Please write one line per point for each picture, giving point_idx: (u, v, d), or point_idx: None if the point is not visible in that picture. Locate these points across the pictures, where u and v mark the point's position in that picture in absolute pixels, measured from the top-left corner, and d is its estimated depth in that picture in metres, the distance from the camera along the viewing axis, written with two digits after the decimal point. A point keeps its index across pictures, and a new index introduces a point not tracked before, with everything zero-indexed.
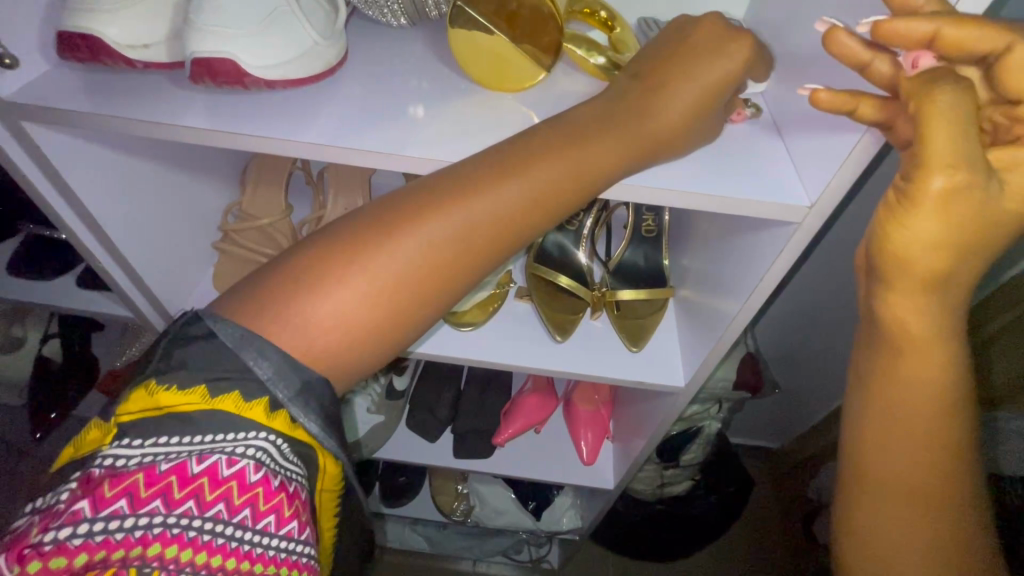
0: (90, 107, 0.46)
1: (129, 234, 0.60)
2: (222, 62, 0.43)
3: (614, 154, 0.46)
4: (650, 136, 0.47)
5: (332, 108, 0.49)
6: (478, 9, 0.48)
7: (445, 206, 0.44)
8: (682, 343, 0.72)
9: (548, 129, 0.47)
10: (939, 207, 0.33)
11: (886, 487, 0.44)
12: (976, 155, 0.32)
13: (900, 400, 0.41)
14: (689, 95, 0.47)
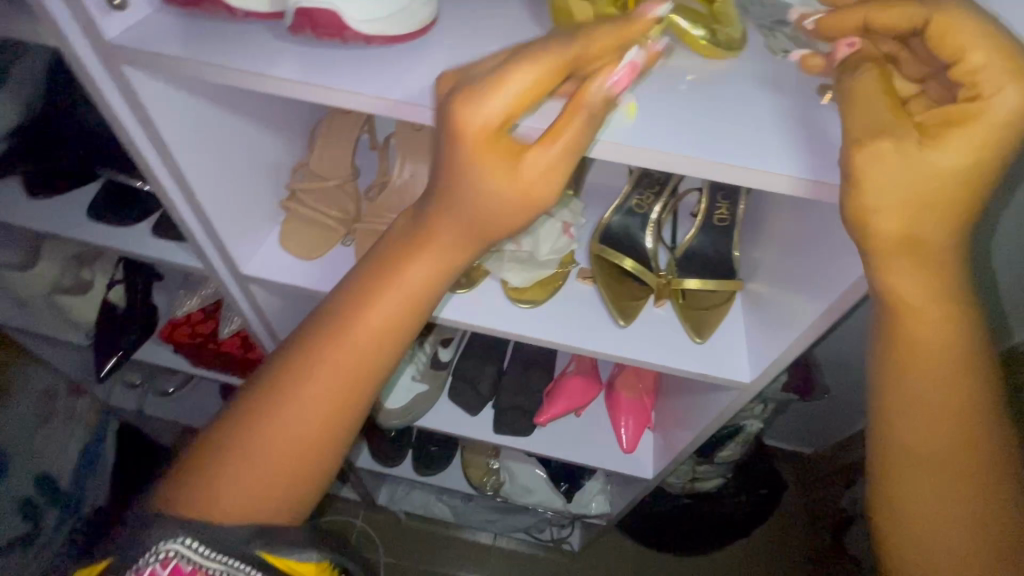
0: (189, 54, 0.46)
1: (210, 186, 0.61)
2: (324, 13, 0.42)
3: (431, 259, 0.46)
4: (447, 234, 0.45)
5: (423, 68, 0.48)
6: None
7: (315, 348, 0.46)
8: (749, 338, 0.69)
9: (417, 235, 0.46)
10: (870, 166, 0.37)
11: (918, 462, 0.46)
12: (888, 118, 0.38)
13: (915, 377, 0.43)
14: (465, 197, 0.42)
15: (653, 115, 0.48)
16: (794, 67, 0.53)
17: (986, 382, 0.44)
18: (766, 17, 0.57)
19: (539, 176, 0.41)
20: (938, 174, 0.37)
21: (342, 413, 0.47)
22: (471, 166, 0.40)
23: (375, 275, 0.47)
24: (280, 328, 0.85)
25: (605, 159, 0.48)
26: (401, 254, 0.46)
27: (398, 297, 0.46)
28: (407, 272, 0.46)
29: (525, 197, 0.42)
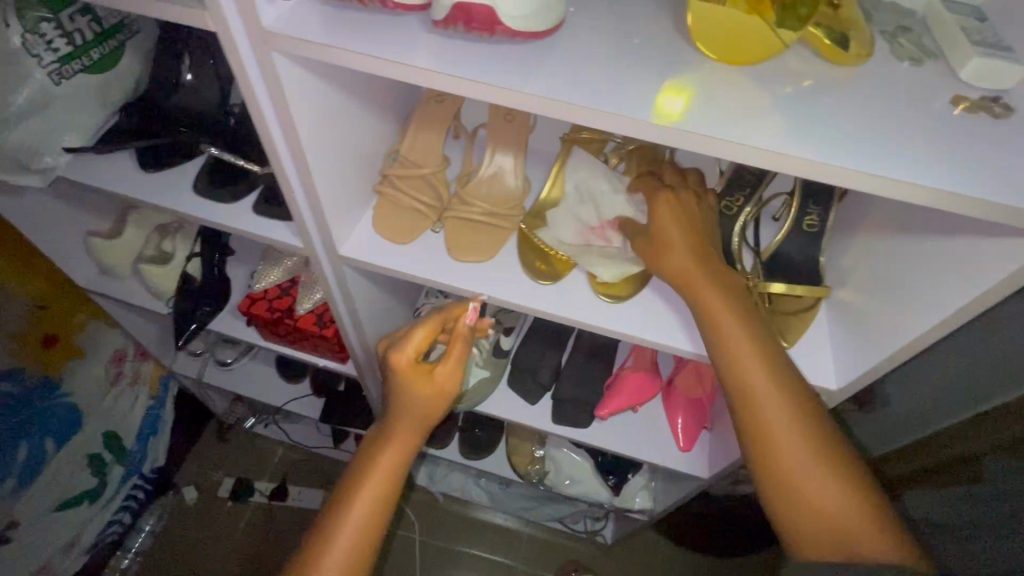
0: (339, 42, 0.47)
1: (324, 170, 0.63)
2: (480, 9, 0.43)
3: (405, 435, 0.68)
4: (407, 429, 0.68)
5: (556, 65, 0.49)
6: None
7: (339, 508, 0.64)
8: (835, 345, 0.70)
9: (389, 423, 0.69)
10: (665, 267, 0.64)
11: (760, 402, 0.54)
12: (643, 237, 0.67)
13: (719, 323, 0.58)
14: (407, 401, 0.69)
15: (786, 118, 0.48)
16: (920, 76, 0.52)
17: (764, 328, 0.58)
18: (887, 23, 0.56)
19: (446, 378, 0.70)
20: (688, 257, 0.62)
21: (368, 542, 0.63)
22: (403, 375, 0.69)
23: (367, 455, 0.68)
24: (360, 308, 0.88)
25: (734, 160, 0.49)
26: (384, 438, 0.68)
27: (388, 454, 0.67)
28: (391, 453, 0.67)
29: (440, 394, 0.69)
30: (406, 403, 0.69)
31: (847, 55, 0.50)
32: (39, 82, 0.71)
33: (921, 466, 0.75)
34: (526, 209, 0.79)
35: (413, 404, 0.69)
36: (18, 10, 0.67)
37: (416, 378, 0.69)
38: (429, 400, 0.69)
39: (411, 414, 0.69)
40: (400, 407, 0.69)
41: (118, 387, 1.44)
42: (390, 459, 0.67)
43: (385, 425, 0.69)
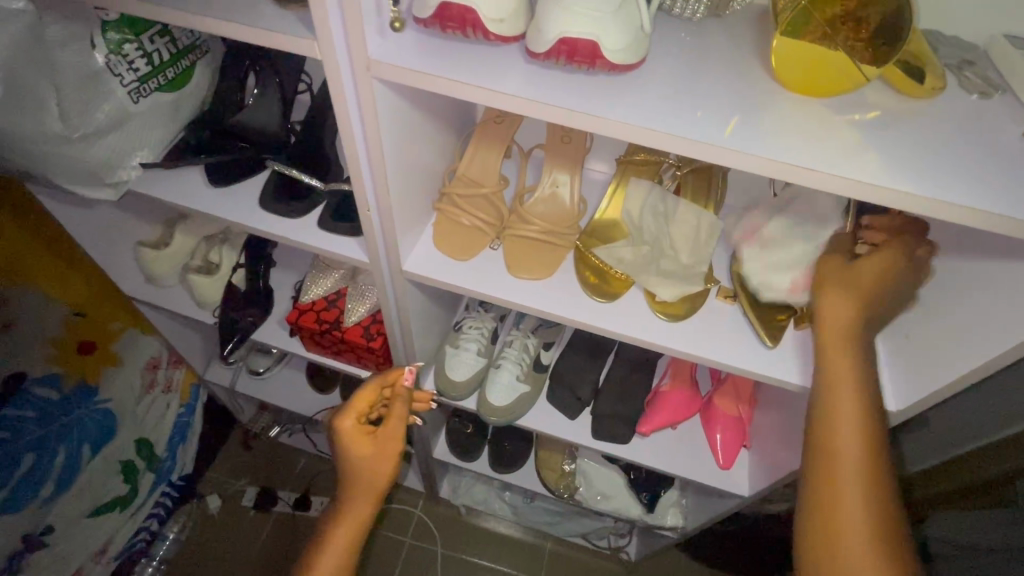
0: (440, 71, 0.49)
1: (397, 189, 0.65)
2: (584, 44, 0.46)
3: (366, 488, 0.82)
4: (365, 484, 0.82)
5: (642, 95, 0.51)
6: (805, 31, 0.49)
7: (324, 541, 0.79)
8: (891, 368, 0.71)
9: (350, 472, 0.82)
10: (833, 292, 0.62)
11: (840, 469, 0.55)
12: (834, 263, 0.65)
13: (834, 388, 0.58)
14: (356, 463, 0.82)
15: (868, 149, 0.50)
16: (989, 110, 0.54)
17: (880, 405, 0.57)
18: (952, 56, 0.58)
19: (386, 439, 0.84)
20: (847, 302, 0.60)
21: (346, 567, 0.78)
22: (351, 441, 0.83)
23: (340, 499, 0.83)
24: (411, 321, 0.90)
25: (816, 189, 0.50)
26: (348, 494, 0.82)
27: (358, 496, 0.82)
28: (358, 504, 0.81)
29: (383, 454, 0.83)
30: (363, 452, 0.83)
31: (923, 88, 0.52)
32: (119, 99, 0.75)
33: (970, 484, 0.76)
34: (581, 227, 0.81)
35: (369, 454, 0.83)
36: (105, 29, 0.71)
37: (368, 433, 0.84)
38: (383, 449, 0.84)
39: (370, 462, 0.83)
40: (360, 456, 0.83)
41: (152, 395, 1.44)
42: (361, 512, 0.81)
43: (350, 472, 0.83)
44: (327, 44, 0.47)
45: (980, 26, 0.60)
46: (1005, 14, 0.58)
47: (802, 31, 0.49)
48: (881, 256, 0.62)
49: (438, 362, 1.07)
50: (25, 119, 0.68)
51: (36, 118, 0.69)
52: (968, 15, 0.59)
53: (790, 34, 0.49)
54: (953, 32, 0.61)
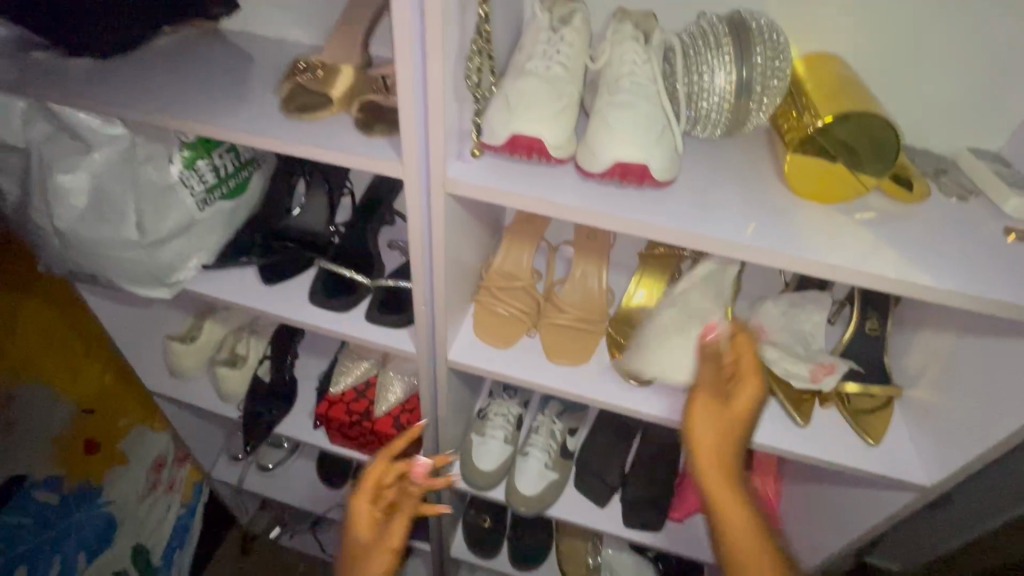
0: (507, 186, 0.57)
1: (451, 284, 0.72)
2: (635, 165, 0.54)
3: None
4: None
5: (677, 202, 0.60)
6: (811, 150, 0.59)
7: None
8: (917, 443, 0.75)
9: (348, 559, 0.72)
10: (714, 433, 0.59)
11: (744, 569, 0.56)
12: (707, 396, 0.60)
13: (730, 531, 0.57)
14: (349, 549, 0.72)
15: (875, 244, 0.58)
16: (968, 210, 0.63)
17: (752, 495, 0.59)
18: (928, 166, 0.68)
19: (388, 534, 0.73)
20: (706, 425, 0.59)
21: None
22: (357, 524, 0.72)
23: None
24: (448, 409, 0.92)
25: (834, 279, 0.57)
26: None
27: None
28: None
29: (375, 554, 0.71)
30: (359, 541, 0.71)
31: (911, 194, 0.62)
32: (187, 208, 0.80)
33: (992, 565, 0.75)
34: (610, 315, 0.87)
35: (370, 542, 0.72)
36: (184, 149, 0.79)
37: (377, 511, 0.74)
38: (386, 536, 0.73)
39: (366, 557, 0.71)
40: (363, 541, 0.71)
41: (151, 496, 1.34)
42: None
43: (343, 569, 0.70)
44: (410, 166, 0.56)
45: (944, 142, 0.71)
46: (966, 134, 0.70)
47: (809, 148, 0.59)
48: (749, 384, 0.59)
49: (466, 450, 1.07)
50: (106, 231, 0.76)
51: (115, 229, 0.76)
52: (935, 133, 0.71)
53: (799, 152, 0.60)
54: (925, 146, 0.72)
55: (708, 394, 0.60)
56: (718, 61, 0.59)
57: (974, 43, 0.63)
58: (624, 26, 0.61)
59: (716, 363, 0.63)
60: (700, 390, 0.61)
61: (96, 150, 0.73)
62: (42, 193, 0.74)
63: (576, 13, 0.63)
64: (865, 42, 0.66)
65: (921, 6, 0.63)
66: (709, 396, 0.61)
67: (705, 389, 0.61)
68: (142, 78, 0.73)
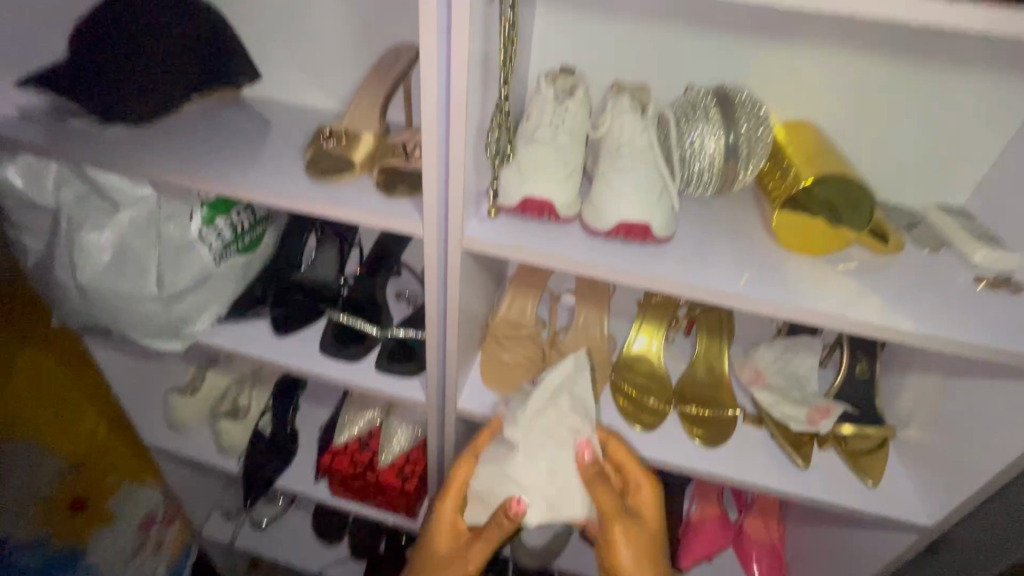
0: (520, 243, 0.61)
1: (462, 334, 0.75)
2: (638, 224, 0.60)
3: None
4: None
5: (676, 256, 0.65)
6: (796, 208, 0.65)
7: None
8: (914, 483, 0.77)
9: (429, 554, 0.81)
10: (631, 537, 0.74)
11: None
12: (615, 511, 0.74)
13: None
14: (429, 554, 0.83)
15: (860, 293, 0.63)
16: (941, 261, 0.69)
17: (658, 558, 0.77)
18: (900, 221, 0.75)
19: (469, 551, 0.79)
20: (620, 534, 0.73)
21: None
22: (444, 524, 0.82)
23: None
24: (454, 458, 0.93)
25: (824, 327, 0.62)
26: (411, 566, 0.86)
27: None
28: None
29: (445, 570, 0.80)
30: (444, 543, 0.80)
31: (889, 247, 0.68)
32: (204, 261, 0.82)
33: None
34: (613, 361, 0.90)
35: (454, 548, 0.80)
36: (203, 207, 0.81)
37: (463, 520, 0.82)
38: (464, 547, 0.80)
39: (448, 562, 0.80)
40: (444, 538, 0.81)
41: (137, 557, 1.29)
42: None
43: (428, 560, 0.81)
44: (432, 225, 0.61)
45: (912, 198, 0.78)
46: (931, 191, 0.77)
47: (794, 206, 0.65)
48: (644, 485, 0.77)
49: None
50: (128, 286, 0.79)
51: (135, 284, 0.79)
52: (905, 190, 0.78)
53: (785, 210, 0.65)
54: (896, 202, 0.79)
55: (611, 507, 0.74)
56: (708, 128, 0.66)
57: (931, 112, 0.71)
58: (622, 98, 0.68)
59: (601, 471, 0.76)
60: (603, 507, 0.74)
61: (124, 210, 0.77)
62: (68, 250, 0.77)
63: (577, 86, 0.70)
64: (836, 111, 0.74)
65: (882, 83, 0.71)
66: (610, 511, 0.74)
67: (609, 509, 0.74)
68: (172, 144, 0.79)
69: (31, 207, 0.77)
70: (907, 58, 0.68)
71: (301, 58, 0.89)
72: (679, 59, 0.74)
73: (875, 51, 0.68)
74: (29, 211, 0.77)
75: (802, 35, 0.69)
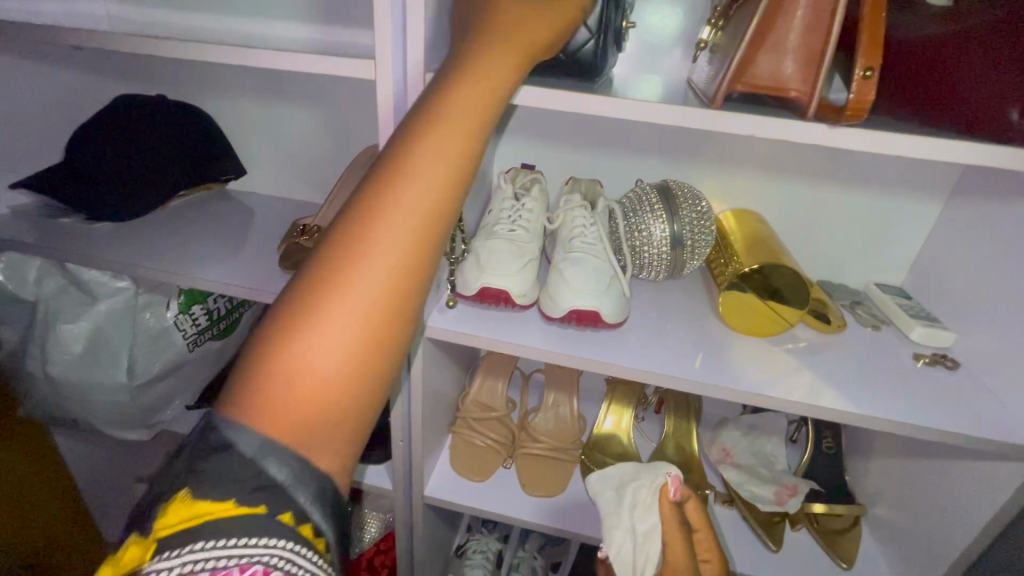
0: (478, 331, 0.64)
1: (428, 418, 0.76)
2: (589, 310, 0.63)
3: (280, 406, 0.34)
4: (294, 409, 0.34)
5: (630, 341, 0.68)
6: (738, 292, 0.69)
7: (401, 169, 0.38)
8: (889, 564, 0.75)
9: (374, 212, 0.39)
10: None
11: (323, 336, 0.34)
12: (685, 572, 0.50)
13: (314, 351, 0.34)
14: (369, 403, 0.36)
15: (806, 371, 0.65)
16: (883, 337, 0.72)
17: None
18: (845, 299, 0.79)
19: None
20: None
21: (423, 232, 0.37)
22: None
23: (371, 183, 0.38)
24: (423, 549, 0.90)
25: (775, 408, 0.63)
26: (251, 459, 0.33)
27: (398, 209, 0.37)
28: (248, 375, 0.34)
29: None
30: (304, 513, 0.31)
31: (830, 326, 0.72)
32: (177, 349, 0.84)
33: None
34: (583, 441, 0.90)
35: None
36: (180, 296, 0.83)
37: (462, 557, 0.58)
38: None
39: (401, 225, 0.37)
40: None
41: None
42: (259, 361, 0.34)
43: None
44: None
45: (853, 278, 0.84)
46: (869, 271, 0.82)
47: (735, 290, 0.70)
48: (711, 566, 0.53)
49: None
50: (98, 375, 0.80)
51: (105, 373, 0.80)
52: (847, 271, 0.83)
53: (727, 292, 0.70)
54: (840, 282, 0.84)
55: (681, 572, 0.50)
56: (653, 219, 0.71)
57: (859, 202, 0.78)
58: (573, 197, 0.74)
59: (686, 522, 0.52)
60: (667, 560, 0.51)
61: (100, 302, 0.79)
62: (42, 342, 0.79)
63: (536, 183, 0.77)
64: (774, 202, 0.80)
65: (810, 175, 0.78)
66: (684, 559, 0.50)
67: (675, 549, 0.50)
68: (154, 240, 0.83)
69: (8, 301, 0.79)
70: (830, 154, 0.76)
71: (284, 157, 0.96)
72: (626, 159, 0.81)
73: (798, 148, 0.76)
74: (6, 305, 0.79)
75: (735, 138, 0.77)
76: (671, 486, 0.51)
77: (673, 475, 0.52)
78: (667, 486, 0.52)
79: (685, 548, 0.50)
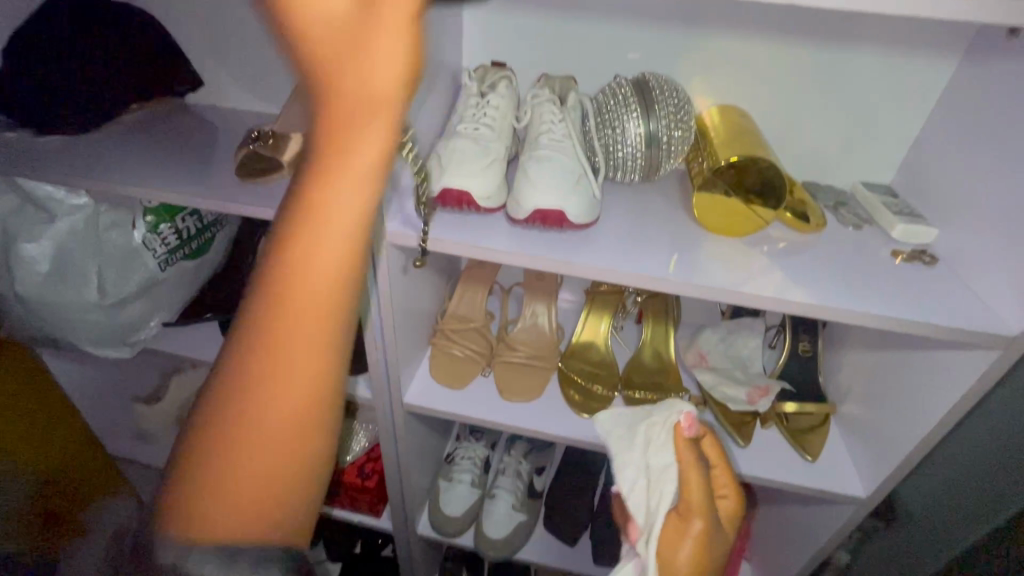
0: (439, 234, 0.62)
1: (401, 329, 0.76)
2: (554, 211, 0.61)
3: (271, 408, 0.42)
4: (286, 395, 0.41)
5: (599, 243, 0.65)
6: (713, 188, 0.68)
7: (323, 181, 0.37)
8: (853, 457, 0.78)
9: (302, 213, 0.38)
10: (707, 538, 0.48)
11: (285, 351, 0.40)
12: (706, 498, 0.49)
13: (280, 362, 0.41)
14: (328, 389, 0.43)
15: (777, 269, 0.64)
16: (864, 236, 0.70)
17: None
18: (829, 200, 0.76)
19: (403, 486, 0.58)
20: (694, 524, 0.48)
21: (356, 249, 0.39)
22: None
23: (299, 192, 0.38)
24: (408, 455, 0.93)
25: (744, 306, 0.63)
26: None
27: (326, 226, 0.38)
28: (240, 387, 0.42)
29: (317, 272, 0.39)
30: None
31: (810, 225, 0.69)
32: (149, 269, 0.83)
33: None
34: (561, 350, 0.91)
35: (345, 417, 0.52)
36: (147, 215, 0.82)
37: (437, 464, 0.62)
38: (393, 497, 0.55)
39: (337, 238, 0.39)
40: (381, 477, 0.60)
41: None
42: (240, 378, 0.42)
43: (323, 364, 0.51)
44: None
45: (839, 178, 0.80)
46: (856, 170, 0.79)
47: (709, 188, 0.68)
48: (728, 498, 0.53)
49: (432, 498, 1.07)
50: (70, 294, 0.80)
51: (77, 292, 0.80)
52: (833, 171, 0.79)
53: (701, 190, 0.68)
54: (826, 182, 0.80)
55: (702, 500, 0.49)
56: (626, 114, 0.67)
57: (850, 92, 0.73)
58: (542, 92, 0.70)
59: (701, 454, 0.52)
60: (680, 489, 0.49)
61: (60, 219, 0.77)
62: (7, 261, 0.77)
63: (503, 79, 0.71)
64: (760, 96, 0.75)
65: (799, 64, 0.72)
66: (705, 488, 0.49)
67: (693, 477, 0.49)
68: (106, 153, 0.78)
69: None
70: (822, 38, 0.70)
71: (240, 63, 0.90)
72: (603, 52, 0.75)
73: (788, 33, 0.70)
74: None
75: (725, 23, 0.71)
76: (686, 420, 0.51)
77: (686, 410, 0.52)
78: (682, 422, 0.51)
79: (702, 481, 0.49)
